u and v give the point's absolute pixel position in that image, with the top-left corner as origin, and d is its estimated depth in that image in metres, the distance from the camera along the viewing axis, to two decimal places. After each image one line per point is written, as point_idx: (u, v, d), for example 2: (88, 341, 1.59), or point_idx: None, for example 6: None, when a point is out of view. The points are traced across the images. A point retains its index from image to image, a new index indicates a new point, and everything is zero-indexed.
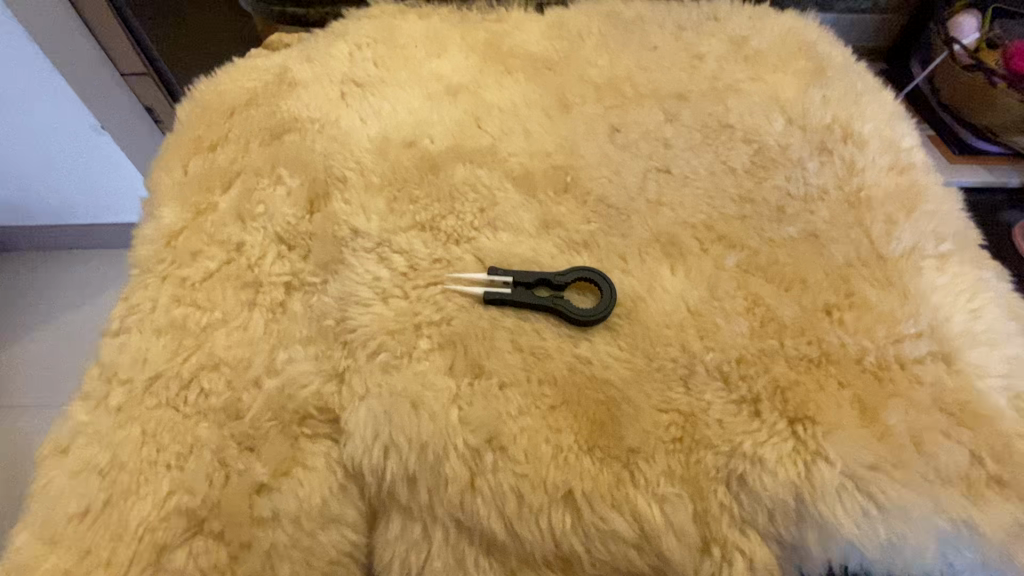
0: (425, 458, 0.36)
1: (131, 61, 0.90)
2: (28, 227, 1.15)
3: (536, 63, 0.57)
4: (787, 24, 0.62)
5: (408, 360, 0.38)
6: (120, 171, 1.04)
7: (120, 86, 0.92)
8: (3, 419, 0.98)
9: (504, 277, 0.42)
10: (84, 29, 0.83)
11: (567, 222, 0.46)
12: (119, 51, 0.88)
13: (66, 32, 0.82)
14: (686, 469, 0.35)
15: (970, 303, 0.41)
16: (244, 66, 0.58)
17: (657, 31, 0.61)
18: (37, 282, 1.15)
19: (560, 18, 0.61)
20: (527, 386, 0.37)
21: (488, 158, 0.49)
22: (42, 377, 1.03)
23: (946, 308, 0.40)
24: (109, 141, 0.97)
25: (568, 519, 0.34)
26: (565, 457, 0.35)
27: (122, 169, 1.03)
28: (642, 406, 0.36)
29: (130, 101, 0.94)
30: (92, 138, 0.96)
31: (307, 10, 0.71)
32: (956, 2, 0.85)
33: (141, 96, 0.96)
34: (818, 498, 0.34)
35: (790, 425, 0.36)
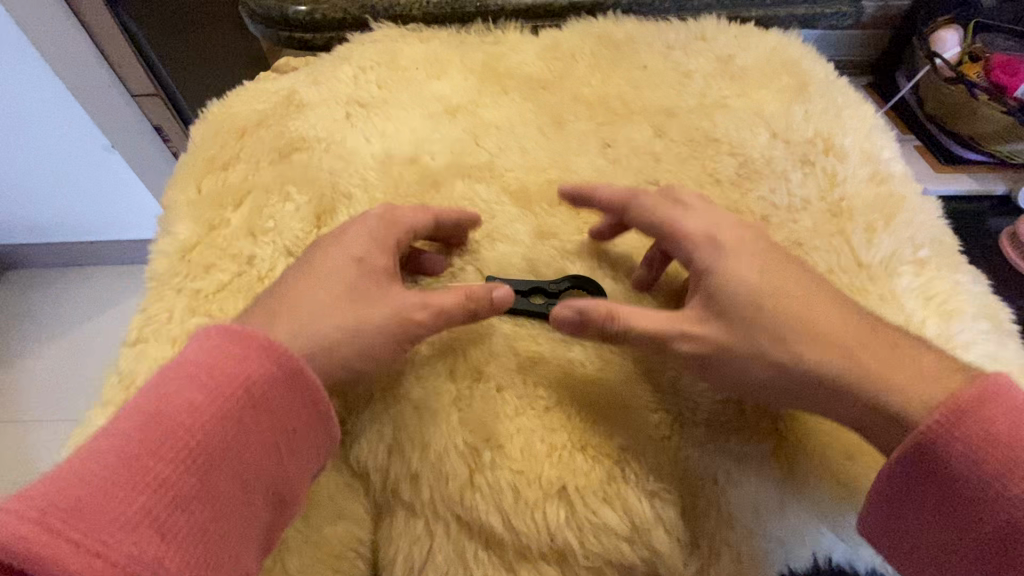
0: (427, 456, 0.38)
1: (142, 83, 0.93)
2: (58, 244, 1.22)
3: (531, 83, 0.60)
4: (772, 42, 0.65)
5: (412, 364, 0.41)
6: (128, 191, 1.10)
7: (129, 105, 0.95)
8: (20, 424, 1.05)
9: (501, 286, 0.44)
10: (103, 63, 0.89)
11: (561, 233, 0.48)
12: (130, 73, 0.91)
13: (86, 66, 0.88)
14: (674, 465, 0.37)
15: (939, 307, 0.44)
16: (254, 89, 0.61)
17: (647, 51, 0.64)
18: (70, 298, 1.23)
19: (554, 39, 0.65)
20: (523, 388, 0.39)
21: (486, 173, 0.52)
22: (72, 393, 1.08)
23: (918, 313, 0.43)
24: (119, 159, 1.03)
25: (562, 512, 0.36)
26: (560, 454, 0.37)
27: (130, 188, 1.09)
28: (632, 407, 0.39)
29: (139, 121, 0.97)
30: (104, 157, 1.02)
31: (313, 35, 0.74)
32: (938, 18, 0.89)
33: (150, 117, 0.98)
34: (797, 485, 0.37)
35: (773, 425, 0.39)
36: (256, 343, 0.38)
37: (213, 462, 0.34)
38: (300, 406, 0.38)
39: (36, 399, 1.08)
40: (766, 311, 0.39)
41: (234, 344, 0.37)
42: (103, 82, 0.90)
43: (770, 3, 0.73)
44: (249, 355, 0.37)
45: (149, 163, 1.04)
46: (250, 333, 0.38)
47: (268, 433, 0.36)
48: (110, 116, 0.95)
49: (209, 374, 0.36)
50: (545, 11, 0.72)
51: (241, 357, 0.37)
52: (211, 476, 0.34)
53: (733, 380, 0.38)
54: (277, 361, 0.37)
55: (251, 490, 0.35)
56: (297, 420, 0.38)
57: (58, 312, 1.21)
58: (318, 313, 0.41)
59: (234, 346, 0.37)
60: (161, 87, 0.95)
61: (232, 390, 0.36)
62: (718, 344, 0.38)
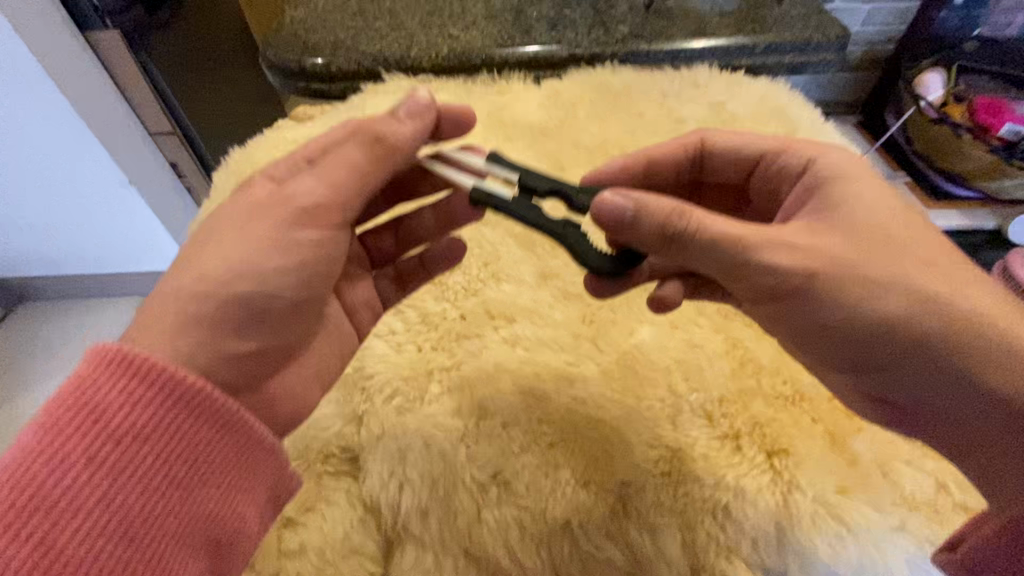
0: (436, 492, 0.39)
1: (159, 122, 0.99)
2: (71, 275, 1.26)
3: (535, 131, 0.64)
4: (761, 90, 0.68)
5: (420, 403, 0.42)
6: (142, 224, 1.12)
7: (147, 144, 1.01)
8: None
9: (508, 174, 0.41)
10: (122, 101, 0.94)
11: (564, 274, 0.51)
12: (148, 112, 0.97)
13: (106, 104, 0.92)
14: (674, 501, 0.38)
15: None
16: (274, 138, 0.65)
17: (643, 99, 0.67)
18: (82, 330, 1.26)
19: (555, 89, 0.69)
20: (528, 424, 0.41)
21: (492, 218, 0.55)
22: None
23: None
24: (135, 195, 1.04)
25: (566, 548, 0.38)
26: (563, 490, 0.38)
27: (144, 222, 1.11)
28: (633, 442, 0.40)
29: (156, 157, 1.03)
30: (119, 193, 1.04)
31: (329, 85, 0.79)
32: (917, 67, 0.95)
33: (166, 152, 1.04)
34: (797, 525, 0.37)
35: (768, 458, 0.39)
36: (150, 368, 0.33)
37: (132, 517, 0.31)
38: (218, 432, 0.35)
39: None
40: (898, 236, 0.36)
41: (122, 369, 0.33)
42: (123, 122, 0.95)
43: (758, 53, 0.78)
44: (144, 385, 0.33)
45: (164, 197, 1.08)
46: (142, 355, 0.33)
47: (191, 467, 0.34)
48: (130, 155, 0.99)
49: (99, 407, 0.32)
50: (547, 62, 0.77)
51: (136, 388, 0.33)
52: (132, 526, 0.31)
53: (847, 314, 0.36)
54: (180, 385, 0.34)
55: (183, 532, 0.33)
56: (222, 446, 0.35)
57: (72, 344, 1.23)
58: (217, 231, 0.39)
59: (123, 374, 0.33)
60: (178, 126, 1.01)
61: (139, 421, 0.33)
62: (831, 258, 0.36)
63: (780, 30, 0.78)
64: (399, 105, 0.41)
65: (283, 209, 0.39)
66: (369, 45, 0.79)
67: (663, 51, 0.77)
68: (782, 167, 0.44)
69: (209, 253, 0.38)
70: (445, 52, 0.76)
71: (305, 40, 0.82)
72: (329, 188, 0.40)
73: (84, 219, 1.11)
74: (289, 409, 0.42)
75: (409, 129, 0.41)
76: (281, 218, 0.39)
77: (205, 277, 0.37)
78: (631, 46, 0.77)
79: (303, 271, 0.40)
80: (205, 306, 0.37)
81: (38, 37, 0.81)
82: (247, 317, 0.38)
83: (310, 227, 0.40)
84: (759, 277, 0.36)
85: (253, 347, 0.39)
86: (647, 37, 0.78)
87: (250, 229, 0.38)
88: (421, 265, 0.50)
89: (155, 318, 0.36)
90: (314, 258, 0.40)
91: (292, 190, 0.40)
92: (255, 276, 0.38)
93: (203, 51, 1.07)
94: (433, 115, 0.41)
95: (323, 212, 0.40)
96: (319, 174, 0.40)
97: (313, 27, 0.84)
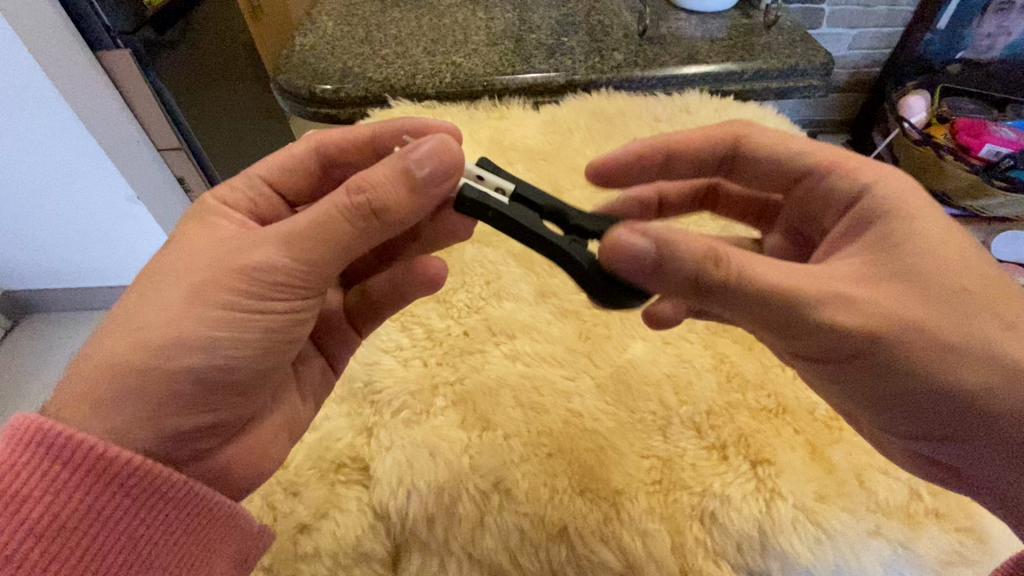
0: (442, 499, 0.42)
1: (168, 138, 1.03)
2: (81, 287, 1.29)
3: (534, 155, 0.67)
4: (750, 114, 0.72)
5: (426, 415, 0.45)
6: (151, 239, 1.15)
7: (154, 158, 1.04)
8: None
9: (502, 183, 0.39)
10: (131, 117, 0.97)
11: (561, 292, 0.54)
12: (157, 129, 1.01)
13: (116, 122, 0.95)
14: (665, 507, 0.41)
15: None
16: None
17: (637, 123, 0.71)
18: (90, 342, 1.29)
19: (553, 115, 0.72)
20: (527, 436, 0.43)
21: (493, 238, 0.58)
22: None
23: None
24: (142, 210, 1.08)
25: (563, 551, 0.40)
26: (561, 497, 0.41)
27: (153, 237, 1.14)
28: (625, 452, 0.43)
29: (162, 171, 1.07)
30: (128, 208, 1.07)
31: (338, 110, 0.83)
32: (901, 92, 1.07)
33: (174, 168, 1.08)
34: (779, 530, 0.40)
35: (753, 467, 0.42)
36: (74, 447, 0.31)
37: None
38: (162, 507, 0.33)
39: None
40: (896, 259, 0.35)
41: (42, 451, 0.31)
42: (131, 138, 0.99)
43: (747, 78, 0.82)
44: (69, 467, 0.31)
45: (171, 210, 1.12)
46: (66, 432, 0.31)
47: (134, 547, 0.32)
48: (135, 169, 1.02)
49: (19, 496, 0.30)
50: (545, 88, 0.81)
51: (60, 472, 0.31)
52: None
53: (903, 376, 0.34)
54: (114, 464, 0.32)
55: None
56: (169, 521, 0.34)
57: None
58: (191, 264, 0.37)
59: (44, 455, 0.31)
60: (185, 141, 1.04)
61: (69, 507, 0.31)
62: (892, 317, 0.33)
63: (768, 57, 0.82)
64: (409, 159, 0.34)
65: (245, 276, 0.35)
66: (376, 71, 0.83)
67: (656, 77, 0.81)
68: (830, 192, 0.42)
69: (153, 315, 0.35)
70: (449, 79, 0.81)
71: (314, 66, 0.85)
72: (299, 260, 0.35)
73: (94, 233, 1.14)
74: (244, 474, 0.40)
75: (408, 199, 0.35)
76: (234, 288, 0.35)
77: (146, 348, 0.34)
78: (625, 72, 0.81)
79: (261, 345, 0.37)
80: (150, 387, 0.34)
81: (55, 60, 0.84)
82: (199, 397, 0.35)
83: (277, 301, 0.36)
84: (819, 336, 0.33)
85: (207, 425, 0.37)
86: (640, 64, 0.82)
87: (203, 303, 0.35)
88: (397, 291, 0.48)
89: (79, 395, 0.33)
90: (275, 328, 0.37)
91: (254, 259, 0.35)
92: (207, 351, 0.35)
93: (213, 70, 1.11)
94: (447, 182, 0.35)
95: (287, 286, 0.36)
96: (288, 245, 0.35)
97: (322, 54, 0.88)
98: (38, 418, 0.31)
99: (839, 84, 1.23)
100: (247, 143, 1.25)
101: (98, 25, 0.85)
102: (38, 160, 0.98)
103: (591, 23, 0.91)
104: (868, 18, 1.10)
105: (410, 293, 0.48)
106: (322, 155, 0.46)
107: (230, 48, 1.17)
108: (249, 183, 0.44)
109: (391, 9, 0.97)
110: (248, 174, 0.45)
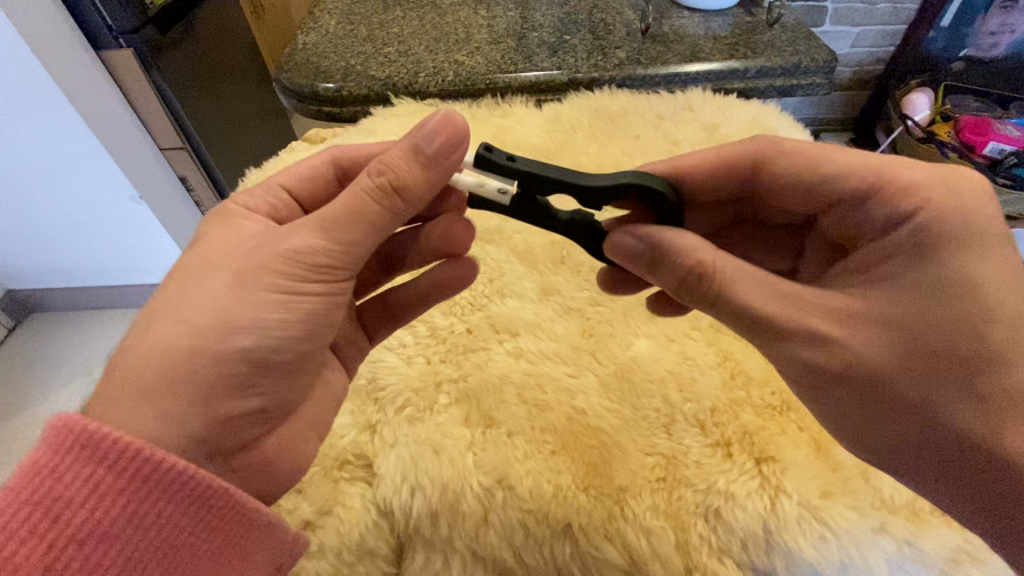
0: (445, 497, 0.42)
1: (170, 138, 1.02)
2: (83, 286, 1.29)
3: (537, 153, 0.67)
4: (754, 112, 0.72)
5: (430, 413, 0.45)
6: (153, 237, 1.15)
7: (156, 157, 1.04)
8: None
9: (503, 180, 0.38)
10: (133, 117, 0.97)
11: (564, 289, 0.54)
12: (160, 129, 1.00)
13: (118, 120, 0.95)
14: (669, 504, 0.41)
15: None
16: (289, 160, 0.69)
17: (640, 121, 0.71)
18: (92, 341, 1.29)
19: (555, 113, 0.72)
20: (531, 433, 0.43)
21: (495, 236, 0.58)
22: None
23: None
24: (144, 209, 1.08)
25: (567, 549, 0.40)
26: (564, 494, 0.41)
27: (154, 235, 1.14)
28: (629, 449, 0.43)
29: (165, 170, 1.06)
30: (130, 207, 1.07)
31: (341, 109, 0.83)
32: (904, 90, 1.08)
33: (177, 167, 1.08)
34: (783, 528, 0.39)
35: (757, 464, 0.42)
36: (118, 451, 0.31)
37: None
38: (201, 514, 0.33)
39: None
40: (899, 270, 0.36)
41: (86, 454, 0.30)
42: (133, 137, 0.99)
43: (750, 76, 0.82)
44: (113, 472, 0.31)
45: (172, 208, 1.11)
46: (111, 435, 0.31)
47: (172, 555, 0.32)
48: (138, 167, 1.02)
49: (60, 500, 0.30)
50: (548, 87, 0.81)
51: (102, 476, 0.30)
52: None
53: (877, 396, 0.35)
54: (158, 469, 0.31)
55: None
56: (207, 528, 0.33)
57: (83, 355, 1.26)
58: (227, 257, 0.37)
59: (86, 459, 0.30)
60: (186, 141, 1.03)
61: (109, 513, 0.30)
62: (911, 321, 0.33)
63: (771, 55, 0.82)
64: (418, 138, 0.35)
65: (283, 260, 0.35)
66: (378, 70, 0.83)
67: (658, 75, 0.81)
68: (864, 216, 0.39)
69: (197, 302, 0.35)
70: (451, 77, 0.81)
71: (317, 65, 0.85)
72: (333, 241, 0.36)
73: (96, 232, 1.14)
74: (288, 465, 0.41)
75: (427, 176, 0.36)
76: (276, 272, 0.35)
77: (194, 333, 0.34)
78: (628, 70, 0.81)
79: (302, 329, 0.37)
80: (197, 370, 0.34)
81: (58, 58, 0.85)
82: (245, 379, 0.36)
83: (315, 283, 0.36)
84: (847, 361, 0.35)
85: (252, 410, 0.37)
86: (643, 62, 0.82)
87: (247, 286, 0.35)
88: (416, 296, 0.48)
89: (123, 386, 0.33)
90: (316, 313, 0.37)
91: (291, 243, 0.36)
92: (253, 332, 0.35)
93: (215, 68, 1.11)
94: (458, 151, 0.36)
95: (324, 267, 0.36)
96: (322, 228, 0.36)
97: (324, 53, 0.88)
98: (80, 419, 0.31)
99: (842, 82, 1.22)
100: (250, 142, 1.26)
101: (100, 24, 0.86)
102: (40, 158, 0.98)
103: (594, 21, 0.91)
104: (871, 16, 1.10)
105: (429, 299, 0.48)
106: (338, 164, 0.46)
107: (231, 45, 1.17)
108: (269, 191, 0.44)
109: (394, 8, 0.97)
110: (268, 182, 0.45)
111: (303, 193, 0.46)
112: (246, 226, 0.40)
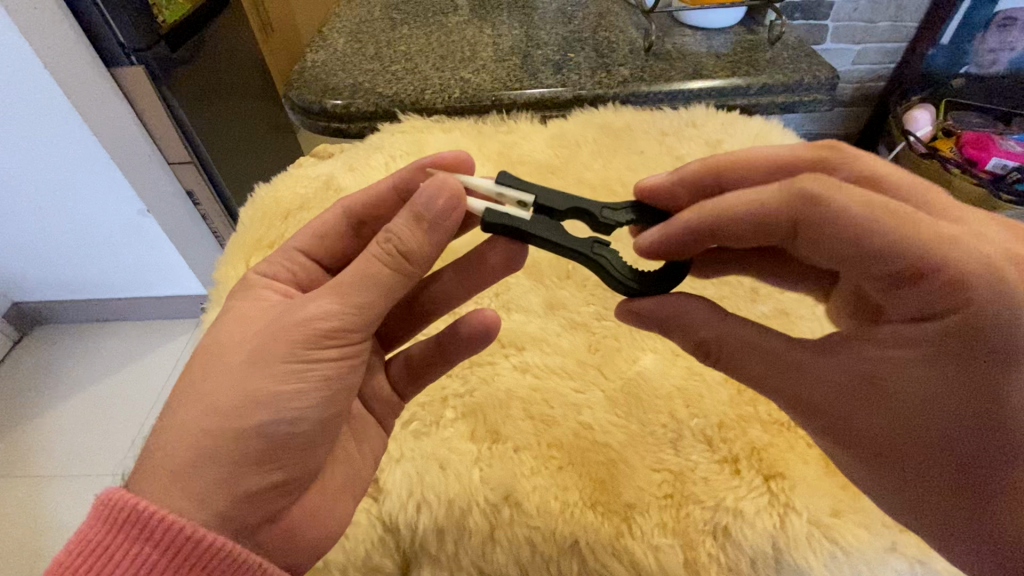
0: (451, 512, 0.41)
1: (179, 152, 1.04)
2: (88, 298, 1.30)
3: (542, 168, 0.68)
4: (757, 127, 0.73)
5: (436, 427, 0.45)
6: (158, 251, 1.16)
7: (165, 172, 1.06)
8: (27, 486, 1.07)
9: (522, 197, 0.42)
10: (143, 133, 1.00)
11: (570, 304, 0.54)
12: (169, 144, 1.03)
13: (128, 136, 0.97)
14: (677, 522, 0.41)
15: None
16: (297, 174, 0.69)
17: (644, 136, 0.72)
18: (95, 354, 1.29)
19: (560, 129, 0.73)
20: (538, 449, 0.43)
21: None
22: (81, 451, 1.12)
23: None
24: (151, 222, 1.08)
25: (574, 565, 0.40)
26: (571, 510, 0.41)
27: (161, 248, 1.15)
28: (636, 466, 0.42)
29: (173, 186, 1.08)
30: (138, 221, 1.08)
31: (348, 125, 0.85)
32: (908, 106, 1.10)
33: (184, 181, 1.09)
34: (792, 546, 0.39)
35: (766, 481, 0.41)
36: (164, 528, 0.32)
37: None
38: None
39: (51, 455, 1.11)
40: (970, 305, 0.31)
41: (136, 532, 0.32)
42: (143, 154, 1.01)
43: (753, 93, 0.83)
44: (159, 550, 0.32)
45: (179, 223, 1.12)
46: (151, 513, 0.32)
47: None
48: (148, 183, 1.03)
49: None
50: (552, 103, 0.83)
51: (149, 554, 0.32)
52: None
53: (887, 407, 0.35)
54: (200, 548, 0.32)
55: None
56: None
57: (86, 366, 1.27)
58: (241, 342, 0.38)
59: (138, 538, 0.32)
60: (195, 155, 1.06)
61: None
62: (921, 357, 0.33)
63: (773, 72, 0.83)
64: (417, 204, 0.36)
65: (298, 330, 0.37)
66: (386, 87, 0.84)
67: (662, 92, 0.82)
68: None
69: (235, 390, 0.36)
70: (457, 95, 0.82)
71: (325, 82, 0.87)
72: (349, 306, 0.37)
73: (102, 245, 1.15)
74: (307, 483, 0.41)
75: (426, 237, 0.36)
76: (292, 341, 0.37)
77: (215, 414, 0.35)
78: (632, 87, 0.82)
79: (316, 398, 0.37)
80: (222, 450, 0.35)
81: (68, 73, 0.86)
82: (264, 453, 0.36)
83: (329, 348, 0.37)
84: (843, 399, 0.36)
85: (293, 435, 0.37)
86: (647, 80, 0.83)
87: (266, 359, 0.36)
88: (441, 353, 0.47)
89: None
90: (330, 380, 0.38)
91: (311, 312, 0.37)
92: (271, 409, 0.36)
93: (223, 83, 1.12)
94: (457, 211, 0.37)
95: (340, 332, 0.37)
96: (336, 294, 0.37)
97: (333, 70, 0.89)
98: (126, 497, 0.32)
99: (844, 99, 1.24)
100: (259, 157, 1.27)
101: (112, 41, 0.88)
102: (50, 173, 0.99)
103: (598, 39, 0.92)
104: (871, 33, 1.12)
105: (454, 355, 0.46)
106: (349, 216, 0.48)
107: (240, 61, 1.18)
108: (286, 256, 0.47)
109: (401, 27, 0.99)
110: (284, 247, 0.47)
111: (316, 250, 0.48)
112: (267, 297, 0.43)
